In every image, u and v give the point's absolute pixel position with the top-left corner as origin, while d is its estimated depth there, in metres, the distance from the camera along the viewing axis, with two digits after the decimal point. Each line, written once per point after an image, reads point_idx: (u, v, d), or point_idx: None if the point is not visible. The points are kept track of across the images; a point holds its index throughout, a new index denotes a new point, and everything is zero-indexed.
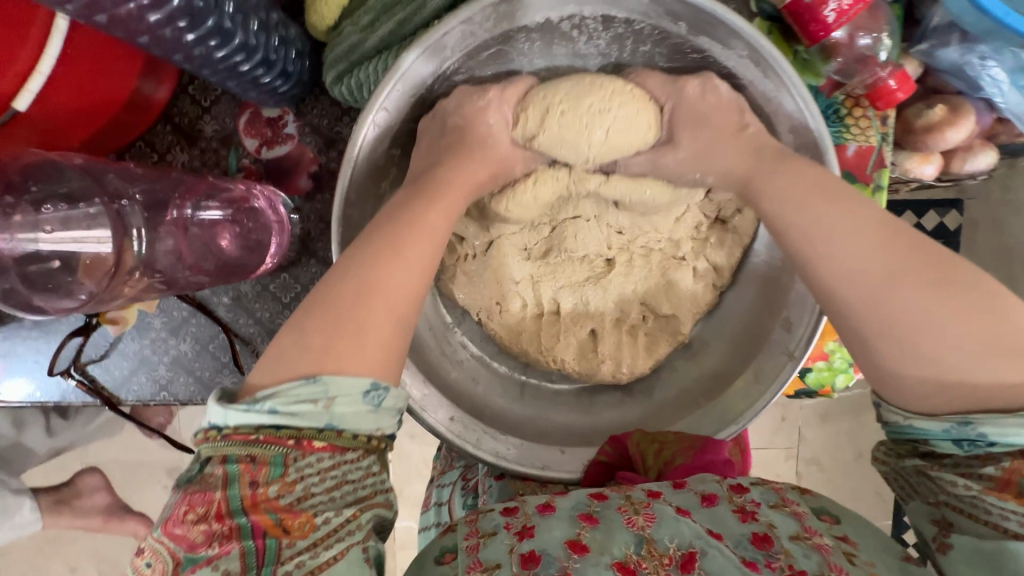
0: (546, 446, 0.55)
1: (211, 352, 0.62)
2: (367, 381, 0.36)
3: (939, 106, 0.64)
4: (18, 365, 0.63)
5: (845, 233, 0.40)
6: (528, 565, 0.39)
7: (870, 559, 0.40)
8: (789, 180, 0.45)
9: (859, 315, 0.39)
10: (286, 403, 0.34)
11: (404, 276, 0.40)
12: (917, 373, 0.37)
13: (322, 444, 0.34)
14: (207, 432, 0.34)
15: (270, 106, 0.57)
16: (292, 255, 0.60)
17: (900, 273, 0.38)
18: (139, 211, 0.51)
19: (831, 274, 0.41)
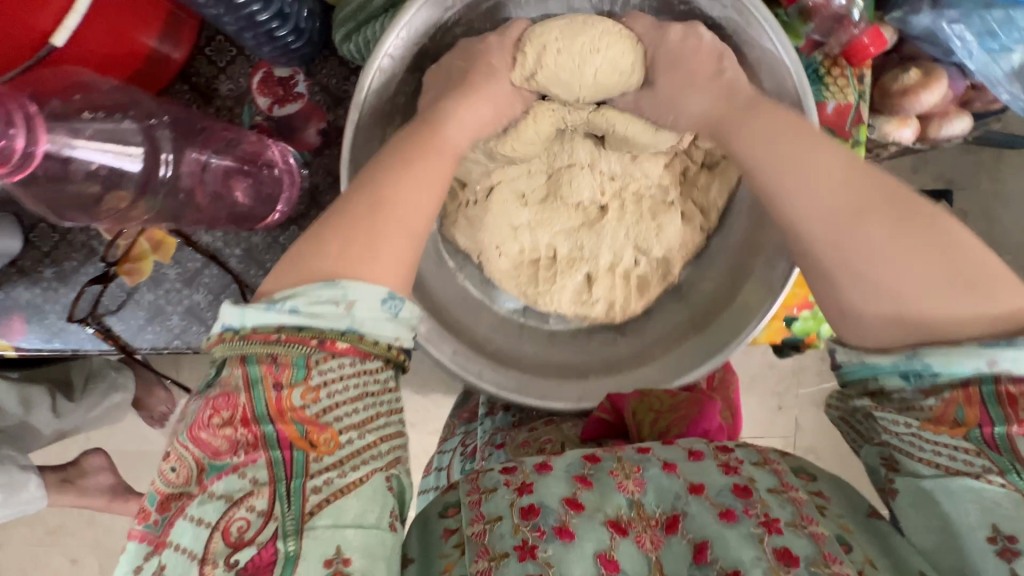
0: (543, 377, 0.58)
1: (223, 302, 0.65)
2: (383, 289, 0.39)
3: (913, 70, 0.68)
4: (37, 316, 0.66)
5: (811, 178, 0.44)
6: (528, 517, 0.40)
7: (841, 514, 0.41)
8: (765, 120, 0.47)
9: (826, 255, 0.43)
10: (307, 304, 0.37)
11: (415, 197, 0.44)
12: (877, 309, 0.41)
13: (344, 345, 0.37)
14: (222, 335, 0.38)
15: (281, 65, 0.61)
16: (302, 208, 0.63)
17: (861, 214, 0.42)
18: (167, 136, 0.54)
19: (800, 216, 0.44)
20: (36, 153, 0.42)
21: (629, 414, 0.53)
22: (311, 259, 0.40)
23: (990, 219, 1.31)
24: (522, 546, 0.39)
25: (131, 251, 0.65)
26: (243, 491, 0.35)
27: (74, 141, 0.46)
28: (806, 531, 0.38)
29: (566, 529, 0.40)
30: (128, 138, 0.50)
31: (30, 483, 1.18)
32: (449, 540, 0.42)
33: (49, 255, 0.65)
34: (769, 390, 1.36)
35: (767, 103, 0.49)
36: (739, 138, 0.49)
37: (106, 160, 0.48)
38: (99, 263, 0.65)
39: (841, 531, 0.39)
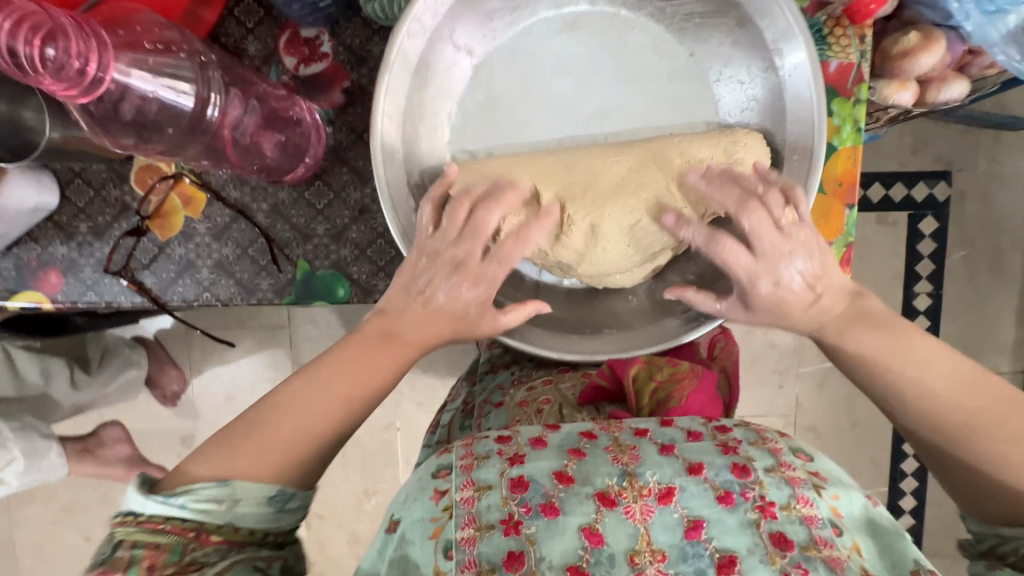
0: (562, 333, 0.64)
1: (250, 256, 0.68)
2: (269, 489, 0.48)
3: (913, 33, 0.70)
4: (72, 269, 0.69)
5: (921, 406, 0.50)
6: (517, 490, 0.48)
7: (835, 492, 0.49)
8: (874, 339, 0.51)
9: (944, 447, 0.50)
10: (196, 499, 0.46)
11: (324, 411, 0.50)
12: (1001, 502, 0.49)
13: (218, 537, 0.46)
14: (123, 517, 0.46)
15: (307, 25, 0.64)
16: (326, 163, 0.67)
17: (966, 438, 0.48)
18: (216, 75, 0.56)
19: (918, 421, 0.50)
20: (105, 79, 0.45)
21: (629, 380, 0.66)
22: (216, 462, 0.48)
23: (988, 200, 1.35)
24: (507, 520, 0.47)
25: (164, 206, 0.67)
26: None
27: (131, 70, 0.48)
28: (797, 513, 0.47)
29: (551, 506, 0.48)
30: (183, 74, 0.53)
31: (51, 453, 1.21)
32: (438, 503, 0.49)
33: (83, 211, 0.68)
34: (770, 368, 1.39)
35: (875, 320, 0.51)
36: (853, 357, 0.52)
37: (161, 92, 0.51)
38: (132, 218, 0.68)
39: (832, 512, 0.47)
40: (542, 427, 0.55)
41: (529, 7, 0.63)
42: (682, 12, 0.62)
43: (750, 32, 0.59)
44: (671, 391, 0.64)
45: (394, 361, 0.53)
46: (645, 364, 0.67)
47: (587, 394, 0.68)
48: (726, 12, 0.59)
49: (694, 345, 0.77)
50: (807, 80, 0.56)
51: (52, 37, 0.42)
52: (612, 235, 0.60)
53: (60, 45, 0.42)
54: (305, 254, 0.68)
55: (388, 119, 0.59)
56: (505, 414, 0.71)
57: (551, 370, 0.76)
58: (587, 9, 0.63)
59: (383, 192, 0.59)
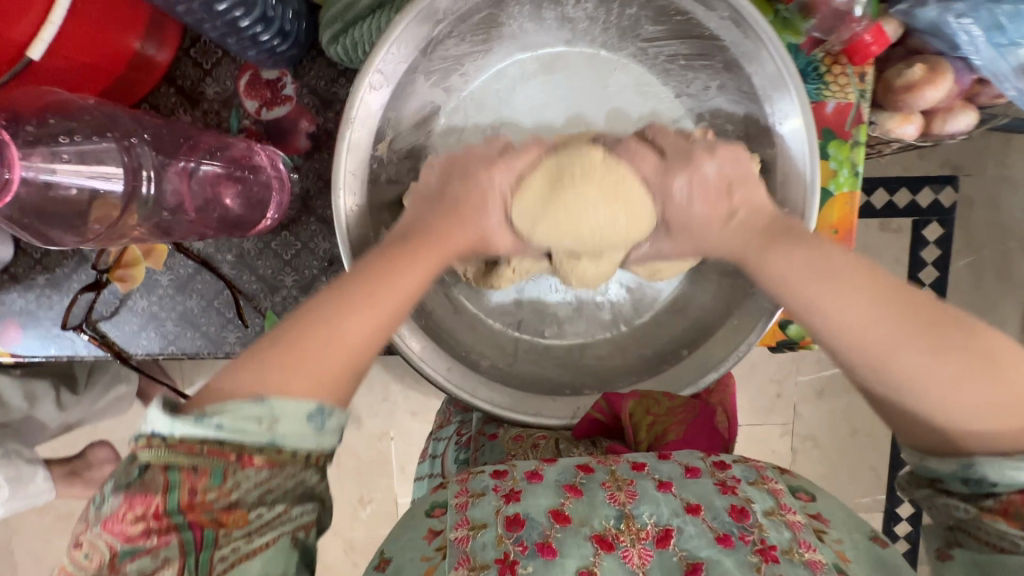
0: (536, 396, 0.59)
1: (216, 308, 0.65)
2: (313, 404, 0.39)
3: (918, 65, 0.66)
4: (32, 322, 0.66)
5: (847, 321, 0.43)
6: (512, 528, 0.44)
7: (839, 537, 0.45)
8: (784, 255, 0.46)
9: (866, 374, 0.43)
10: (232, 419, 0.37)
11: (357, 320, 0.42)
12: (931, 430, 0.41)
13: (262, 459, 0.37)
14: (150, 439, 0.36)
15: (268, 67, 0.60)
16: (292, 213, 0.63)
17: (894, 352, 0.41)
18: (147, 153, 0.52)
19: (839, 345, 0.43)
20: (12, 180, 0.41)
21: (625, 416, 0.55)
22: (243, 377, 0.39)
23: (997, 204, 1.30)
24: (503, 559, 0.43)
25: (124, 257, 0.64)
26: (152, 569, 0.36)
27: (54, 165, 0.44)
28: (802, 559, 0.42)
29: (548, 546, 0.43)
30: (106, 157, 0.48)
31: (37, 476, 1.20)
32: (431, 543, 0.45)
33: (41, 262, 0.65)
34: (767, 379, 1.37)
35: (788, 234, 0.48)
36: (766, 278, 0.47)
37: (86, 184, 0.47)
38: (91, 270, 0.65)
39: (838, 558, 0.43)
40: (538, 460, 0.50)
41: (501, 51, 0.59)
42: (664, 54, 0.58)
43: (736, 75, 0.55)
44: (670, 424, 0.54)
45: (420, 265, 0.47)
46: (640, 396, 0.56)
47: (583, 428, 0.57)
48: (712, 55, 0.56)
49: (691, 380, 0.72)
50: (808, 138, 0.52)
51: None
52: (577, 182, 0.52)
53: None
54: (274, 306, 0.65)
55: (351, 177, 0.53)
56: (500, 448, 0.62)
57: None
58: (565, 50, 0.59)
59: (337, 193, 0.52)
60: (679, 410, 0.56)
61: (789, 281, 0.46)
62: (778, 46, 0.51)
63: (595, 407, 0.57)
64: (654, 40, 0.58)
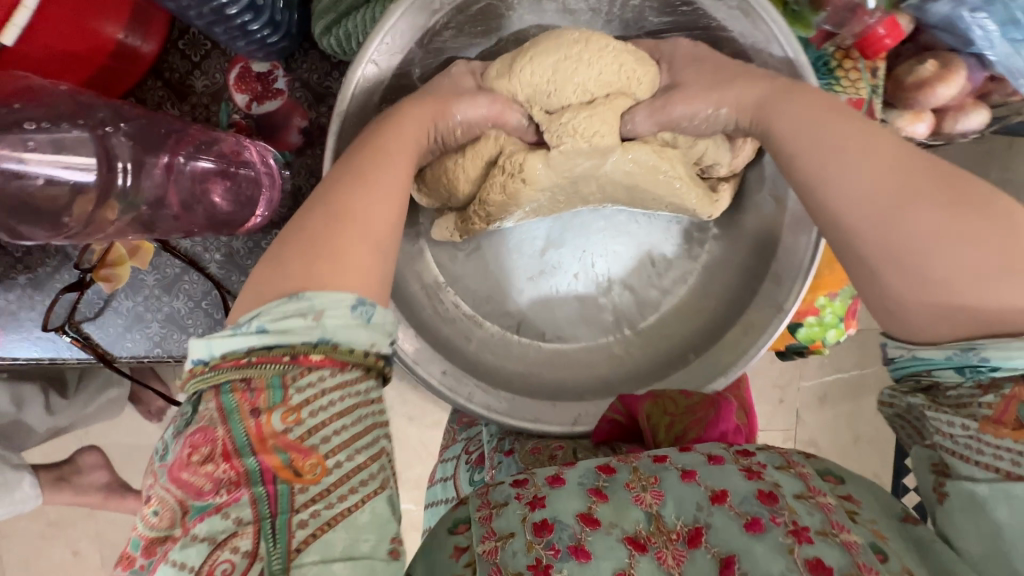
0: (535, 400, 0.57)
1: (204, 309, 0.63)
2: (353, 295, 0.36)
3: (930, 61, 0.64)
4: (13, 323, 0.63)
5: (859, 169, 0.40)
6: (541, 533, 0.40)
7: (873, 517, 0.40)
8: (799, 109, 0.45)
9: (870, 236, 0.40)
10: (272, 320, 0.34)
11: (382, 210, 0.41)
12: (928, 303, 0.38)
13: (318, 357, 0.34)
14: (195, 371, 0.34)
15: (259, 60, 0.58)
16: (284, 212, 0.61)
17: (905, 204, 0.38)
18: (125, 145, 0.50)
19: (843, 200, 0.41)
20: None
21: (642, 418, 0.52)
22: (276, 281, 0.36)
23: None
24: (536, 566, 0.39)
25: (108, 256, 0.62)
26: (226, 532, 0.32)
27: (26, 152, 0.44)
28: (836, 539, 0.38)
29: (581, 549, 0.39)
30: (78, 148, 0.47)
31: (23, 483, 1.18)
32: (459, 560, 0.40)
33: (21, 261, 0.62)
34: (770, 384, 1.36)
35: (809, 94, 0.46)
36: (776, 132, 0.46)
37: (57, 172, 0.46)
38: (74, 270, 0.62)
39: (875, 536, 0.38)
40: (556, 464, 0.46)
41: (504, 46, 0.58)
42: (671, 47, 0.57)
43: None
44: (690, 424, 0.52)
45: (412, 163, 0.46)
46: (656, 397, 0.54)
47: (601, 433, 0.54)
48: (719, 46, 0.54)
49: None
50: None
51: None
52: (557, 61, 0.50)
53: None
54: None
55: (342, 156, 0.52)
56: (513, 465, 0.57)
57: None
58: None
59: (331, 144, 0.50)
60: (695, 408, 0.53)
61: (795, 150, 0.44)
62: (791, 37, 0.50)
63: (611, 410, 0.54)
64: (660, 32, 0.56)
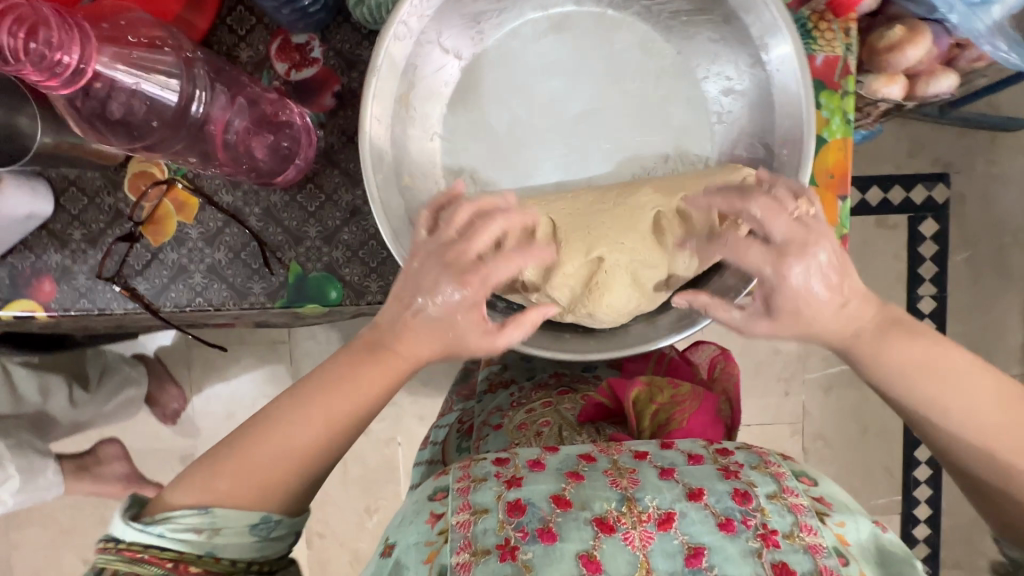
0: (555, 330, 0.64)
1: (243, 260, 0.68)
2: (257, 516, 0.49)
3: (898, 27, 0.71)
4: (66, 277, 0.69)
5: (982, 398, 0.51)
6: (514, 514, 0.49)
7: (840, 518, 0.49)
8: (913, 353, 0.51)
9: (974, 460, 0.52)
10: (174, 529, 0.48)
11: (304, 438, 0.50)
12: (1015, 505, 0.52)
13: (196, 567, 0.48)
14: (106, 543, 0.49)
15: (298, 32, 0.65)
16: (317, 166, 0.67)
17: (1009, 440, 0.50)
18: (202, 72, 0.58)
19: (963, 443, 0.52)
20: (88, 70, 0.46)
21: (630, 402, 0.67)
22: (213, 482, 0.49)
23: (989, 201, 1.42)
24: (503, 545, 0.47)
25: (156, 213, 0.67)
26: None
27: (116, 63, 0.51)
28: (801, 542, 0.47)
29: (548, 531, 0.48)
30: (167, 69, 0.55)
31: (48, 470, 1.21)
32: (434, 527, 0.50)
33: (78, 218, 0.68)
34: (776, 376, 1.42)
35: (912, 334, 0.52)
36: (889, 369, 0.52)
37: (143, 85, 0.53)
38: (126, 224, 0.68)
39: (837, 540, 0.48)
40: (540, 450, 0.55)
41: (514, 11, 0.65)
42: (667, 10, 0.63)
43: (733, 28, 0.61)
44: (672, 413, 0.65)
45: (352, 408, 0.52)
46: (644, 387, 0.68)
47: (587, 412, 0.71)
48: (711, 10, 0.61)
49: (694, 365, 0.80)
50: (798, 81, 0.58)
51: (36, 27, 0.43)
52: (620, 288, 0.61)
53: (42, 36, 0.43)
54: (298, 257, 0.68)
55: (376, 122, 0.60)
56: (504, 436, 0.73)
57: (550, 393, 0.80)
58: (574, 9, 0.65)
59: (374, 193, 0.59)
60: (678, 397, 0.66)
61: (936, 403, 0.51)
62: None
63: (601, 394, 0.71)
64: None
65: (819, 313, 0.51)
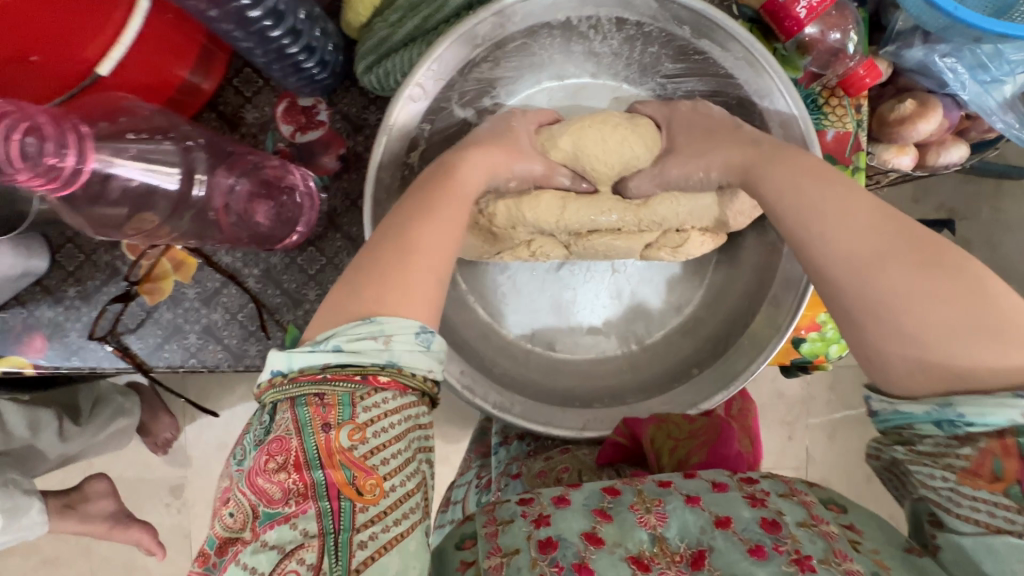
0: (548, 406, 0.62)
1: (240, 321, 0.67)
2: (417, 323, 0.42)
3: (909, 101, 0.70)
4: (57, 334, 0.67)
5: (852, 208, 0.45)
6: (546, 551, 0.44)
7: (875, 547, 0.43)
8: (783, 169, 0.50)
9: (843, 286, 0.44)
10: (348, 342, 0.40)
11: (440, 239, 0.46)
12: (901, 353, 0.41)
13: (385, 378, 0.40)
14: (272, 381, 0.41)
15: (304, 95, 0.64)
16: (319, 230, 0.66)
17: (887, 255, 0.42)
18: (202, 157, 0.56)
19: (828, 256, 0.45)
20: (85, 169, 0.44)
21: (646, 441, 0.57)
22: (350, 303, 0.42)
23: (994, 248, 1.40)
24: None
25: (154, 270, 0.66)
26: (294, 542, 0.37)
27: (114, 160, 0.47)
28: (838, 568, 0.41)
29: (585, 566, 0.43)
30: (166, 157, 0.52)
31: (32, 508, 1.16)
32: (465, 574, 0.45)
33: (72, 275, 0.67)
34: (779, 421, 1.39)
35: (793, 154, 0.51)
36: (763, 184, 0.50)
37: (144, 178, 0.50)
38: (122, 282, 0.67)
39: (879, 566, 0.41)
40: (563, 486, 0.50)
41: (530, 78, 0.64)
42: (682, 90, 0.63)
43: (749, 110, 0.60)
44: (694, 450, 0.57)
45: (460, 215, 0.49)
46: (659, 421, 0.58)
47: (606, 454, 0.59)
48: (727, 91, 0.60)
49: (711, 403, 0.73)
50: None
51: (31, 132, 0.40)
52: (605, 134, 0.60)
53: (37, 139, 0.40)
54: (296, 320, 0.67)
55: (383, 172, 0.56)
56: (522, 485, 0.63)
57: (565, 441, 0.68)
58: (589, 82, 0.65)
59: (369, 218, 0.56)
60: (699, 431, 0.58)
61: (799, 208, 0.47)
62: (788, 84, 0.56)
63: (616, 432, 0.59)
64: (673, 77, 0.62)
65: (719, 134, 0.56)
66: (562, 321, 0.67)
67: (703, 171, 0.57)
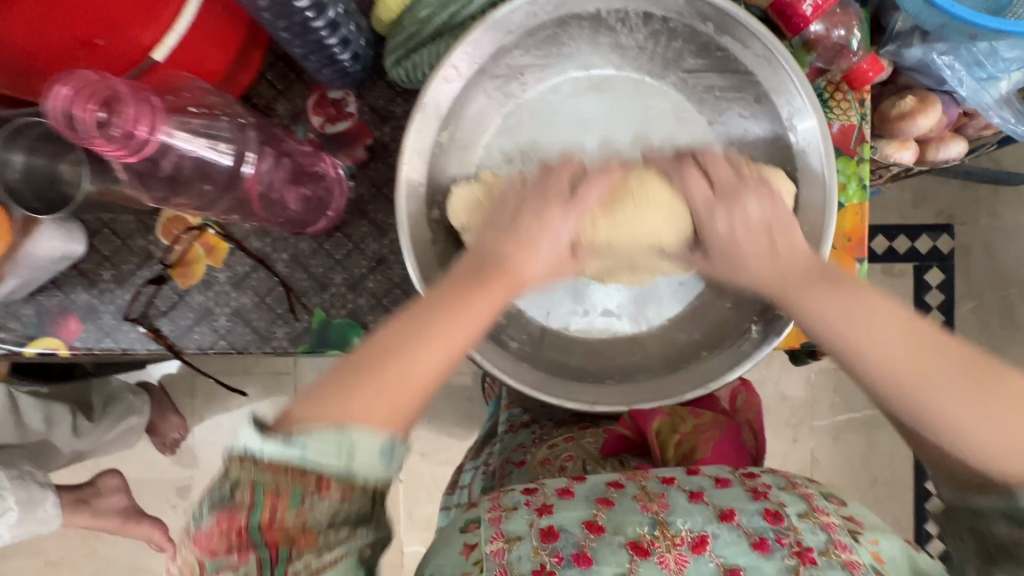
0: (561, 378, 0.66)
1: (268, 304, 0.69)
2: (382, 440, 0.41)
3: (909, 97, 0.74)
4: (92, 316, 0.69)
5: (900, 339, 0.45)
6: (547, 540, 0.47)
7: (873, 537, 0.48)
8: (825, 301, 0.49)
9: (898, 406, 0.45)
10: (314, 445, 0.39)
11: (433, 359, 0.45)
12: (964, 463, 0.44)
13: (336, 486, 0.39)
14: (239, 453, 0.40)
15: (335, 88, 0.67)
16: (346, 217, 0.69)
17: (941, 384, 0.44)
18: (253, 136, 0.59)
19: (886, 384, 0.45)
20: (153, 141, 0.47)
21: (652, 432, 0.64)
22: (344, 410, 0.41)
23: (992, 253, 1.43)
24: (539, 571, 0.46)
25: (187, 255, 0.69)
26: None
27: (178, 133, 0.52)
28: (838, 559, 0.45)
29: (583, 555, 0.47)
30: (219, 135, 0.57)
31: (48, 501, 1.16)
32: (469, 557, 0.47)
33: (108, 259, 0.69)
34: (784, 422, 1.40)
35: (830, 277, 0.50)
36: (805, 312, 0.50)
37: (199, 150, 0.55)
38: (156, 266, 0.69)
39: (873, 558, 0.46)
40: (566, 478, 0.53)
41: (558, 66, 0.66)
42: (703, 84, 0.65)
43: (767, 107, 0.63)
44: (696, 443, 0.64)
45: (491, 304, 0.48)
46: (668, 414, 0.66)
47: (610, 444, 0.66)
48: (745, 87, 0.63)
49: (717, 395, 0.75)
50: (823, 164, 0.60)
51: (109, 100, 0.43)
52: (635, 214, 0.57)
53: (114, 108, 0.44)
54: (323, 303, 0.69)
55: (414, 158, 0.60)
56: (526, 473, 0.66)
57: (572, 427, 0.72)
58: (614, 73, 0.66)
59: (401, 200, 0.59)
60: (703, 425, 0.66)
61: (849, 345, 0.47)
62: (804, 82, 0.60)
63: (623, 425, 0.67)
64: (695, 71, 0.65)
65: (734, 252, 0.54)
66: (576, 303, 0.68)
67: (727, 263, 0.55)
